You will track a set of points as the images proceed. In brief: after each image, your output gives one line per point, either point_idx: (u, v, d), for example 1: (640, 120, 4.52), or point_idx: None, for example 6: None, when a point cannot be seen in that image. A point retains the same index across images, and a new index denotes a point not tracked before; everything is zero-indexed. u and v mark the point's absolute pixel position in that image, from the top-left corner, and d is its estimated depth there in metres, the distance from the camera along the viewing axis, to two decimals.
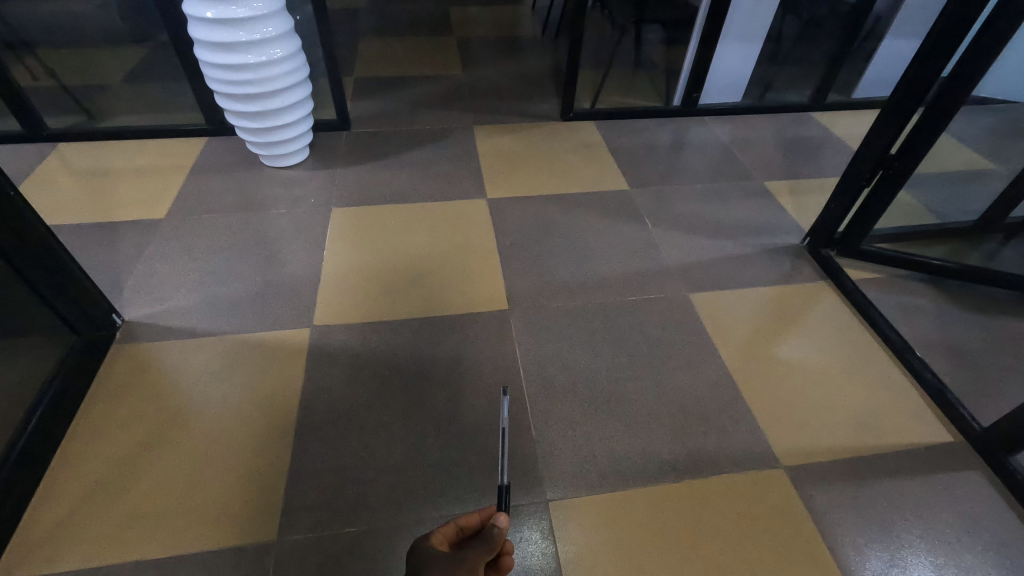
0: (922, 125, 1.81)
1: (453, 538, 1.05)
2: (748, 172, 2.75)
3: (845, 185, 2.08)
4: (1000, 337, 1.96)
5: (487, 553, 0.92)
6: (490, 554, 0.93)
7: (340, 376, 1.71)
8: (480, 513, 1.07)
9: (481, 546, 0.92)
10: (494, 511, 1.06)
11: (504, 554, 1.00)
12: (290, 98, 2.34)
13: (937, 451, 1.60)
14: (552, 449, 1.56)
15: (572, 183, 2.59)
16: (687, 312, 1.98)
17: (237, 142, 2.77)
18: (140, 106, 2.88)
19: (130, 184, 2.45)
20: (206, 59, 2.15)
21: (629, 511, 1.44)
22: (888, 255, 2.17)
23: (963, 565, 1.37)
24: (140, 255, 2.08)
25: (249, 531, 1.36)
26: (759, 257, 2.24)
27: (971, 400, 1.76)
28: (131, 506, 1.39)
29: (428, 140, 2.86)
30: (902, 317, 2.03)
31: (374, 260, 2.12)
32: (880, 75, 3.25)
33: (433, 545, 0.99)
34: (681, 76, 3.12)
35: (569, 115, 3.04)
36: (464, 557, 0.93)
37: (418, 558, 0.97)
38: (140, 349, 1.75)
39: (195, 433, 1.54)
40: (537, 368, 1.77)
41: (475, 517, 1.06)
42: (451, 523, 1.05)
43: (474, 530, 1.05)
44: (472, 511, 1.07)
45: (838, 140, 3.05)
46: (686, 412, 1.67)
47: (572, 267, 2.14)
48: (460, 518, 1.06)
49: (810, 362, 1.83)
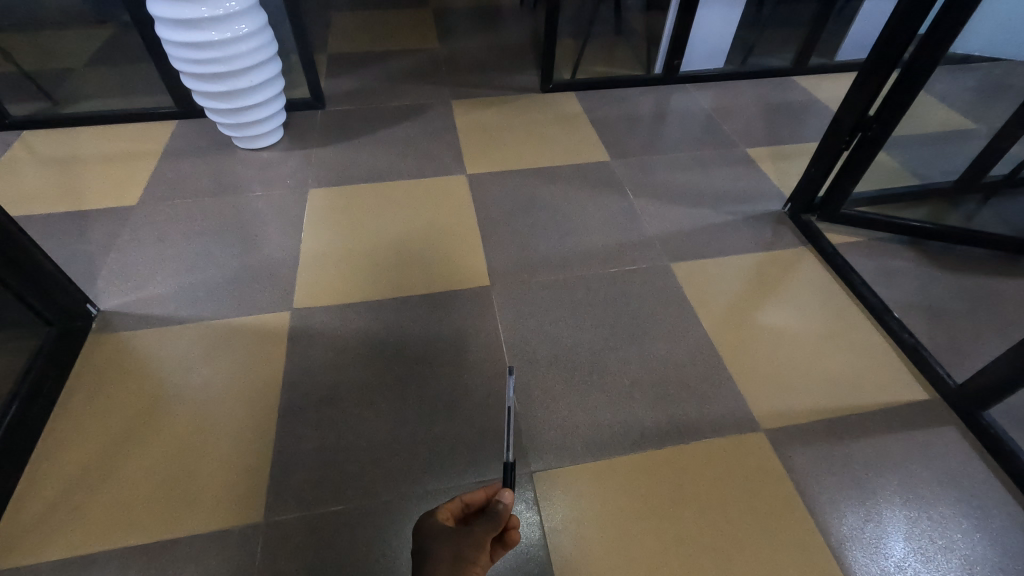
0: (900, 85, 1.79)
1: (459, 513, 1.07)
2: (729, 139, 2.72)
3: (823, 150, 2.07)
4: (979, 296, 1.97)
5: (492, 528, 0.96)
6: (496, 530, 0.97)
7: (320, 358, 1.72)
8: (484, 489, 1.09)
9: (488, 523, 0.96)
10: (499, 488, 1.08)
11: (510, 529, 1.02)
12: (259, 76, 2.29)
13: (913, 410, 1.63)
14: (534, 421, 1.58)
15: (553, 156, 2.56)
16: (667, 282, 1.99)
17: (208, 124, 2.71)
18: (105, 91, 2.82)
19: (100, 171, 2.41)
20: (170, 37, 2.09)
21: (611, 479, 1.47)
22: (868, 218, 2.17)
23: (937, 517, 1.41)
24: (113, 244, 2.06)
25: (236, 513, 1.39)
26: (740, 225, 2.24)
27: (947, 358, 1.78)
28: (118, 492, 1.41)
29: (405, 116, 2.81)
30: (882, 279, 2.04)
31: (353, 240, 2.11)
32: (862, 36, 3.20)
33: (439, 520, 1.02)
34: (662, 43, 3.05)
35: (549, 86, 2.99)
36: (471, 530, 0.97)
37: (427, 531, 0.99)
38: (118, 339, 1.75)
39: (177, 419, 1.55)
40: (517, 343, 1.78)
41: (480, 493, 1.07)
42: (457, 500, 1.06)
43: (479, 505, 1.07)
44: (477, 488, 1.08)
45: (821, 104, 3.02)
46: (665, 381, 1.68)
47: (552, 241, 2.13)
48: (465, 494, 1.07)
49: (789, 327, 1.84)
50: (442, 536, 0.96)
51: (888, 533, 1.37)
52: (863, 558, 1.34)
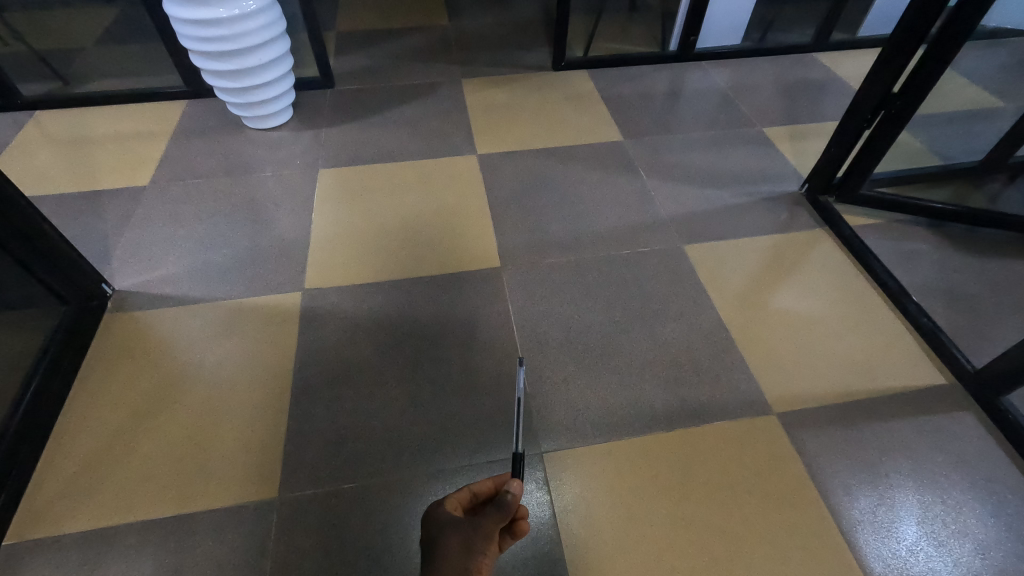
0: (926, 61, 1.72)
1: (468, 503, 1.08)
2: (746, 118, 2.66)
3: (844, 128, 2.01)
4: (1001, 279, 1.93)
5: (501, 519, 0.94)
6: (507, 519, 0.94)
7: (333, 338, 1.73)
8: (493, 480, 1.11)
9: (497, 513, 0.93)
10: (507, 478, 1.11)
11: (520, 520, 1.01)
12: (268, 54, 2.27)
13: (930, 394, 1.61)
14: (546, 402, 1.59)
15: (565, 136, 2.52)
16: (680, 264, 1.96)
17: (218, 104, 2.70)
18: (115, 70, 2.81)
19: (112, 151, 2.41)
20: (178, 14, 2.06)
21: (623, 460, 1.48)
22: (889, 199, 2.11)
23: (951, 502, 1.39)
24: (126, 225, 2.07)
25: (252, 490, 1.41)
26: (755, 206, 2.19)
27: (966, 342, 1.75)
28: (137, 468, 1.44)
29: (415, 95, 2.77)
30: (901, 262, 2.00)
31: (365, 222, 2.10)
32: (887, 11, 3.09)
33: (448, 510, 1.03)
34: (678, 18, 2.97)
35: (561, 64, 2.93)
36: (480, 521, 0.95)
37: (435, 524, 1.00)
38: (133, 318, 1.77)
39: (193, 398, 1.57)
40: (528, 325, 1.77)
41: (488, 484, 1.10)
42: (465, 489, 1.08)
43: (488, 496, 1.09)
44: (485, 479, 1.10)
45: (842, 82, 2.93)
46: (678, 364, 1.67)
47: (564, 222, 2.11)
48: (474, 485, 1.09)
49: (804, 311, 1.82)
50: (454, 524, 0.98)
51: (901, 517, 1.37)
52: (874, 541, 1.33)
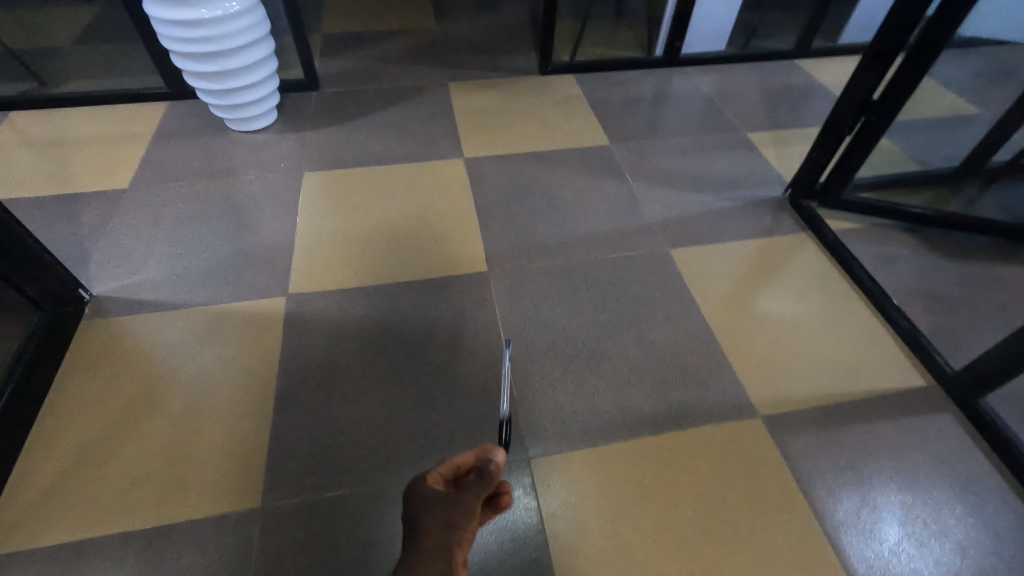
0: (905, 70, 1.76)
1: (450, 475, 1.03)
2: (731, 124, 2.68)
3: (826, 134, 2.04)
4: (978, 283, 1.97)
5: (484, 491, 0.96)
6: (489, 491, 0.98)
7: (318, 344, 1.71)
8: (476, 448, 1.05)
9: (480, 485, 0.97)
10: (490, 448, 1.04)
11: (502, 494, 1.02)
12: (252, 56, 2.24)
13: (910, 396, 1.63)
14: (534, 407, 1.58)
15: (552, 140, 2.52)
16: (666, 267, 1.97)
17: (200, 105, 2.66)
18: (93, 70, 2.76)
19: (90, 153, 2.36)
20: (159, 15, 2.02)
21: (611, 465, 1.47)
22: (870, 204, 2.15)
23: (932, 502, 1.42)
24: (105, 228, 2.03)
25: (234, 499, 1.39)
26: (740, 210, 2.22)
27: (945, 345, 1.79)
28: (115, 479, 1.40)
29: (401, 99, 2.75)
30: (882, 266, 2.03)
31: (351, 226, 2.08)
32: (867, 19, 3.15)
33: (430, 485, 0.99)
34: (663, 24, 3.00)
35: (548, 68, 2.93)
36: (464, 497, 0.96)
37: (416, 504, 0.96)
38: (112, 324, 1.73)
39: (174, 406, 1.54)
40: (516, 330, 1.77)
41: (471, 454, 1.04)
42: (447, 463, 1.03)
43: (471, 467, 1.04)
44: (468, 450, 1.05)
45: (824, 88, 2.98)
46: (665, 368, 1.68)
47: (551, 226, 2.11)
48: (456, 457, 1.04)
49: (788, 315, 1.83)
50: (435, 503, 0.95)
51: (883, 518, 1.38)
52: (857, 542, 1.35)
